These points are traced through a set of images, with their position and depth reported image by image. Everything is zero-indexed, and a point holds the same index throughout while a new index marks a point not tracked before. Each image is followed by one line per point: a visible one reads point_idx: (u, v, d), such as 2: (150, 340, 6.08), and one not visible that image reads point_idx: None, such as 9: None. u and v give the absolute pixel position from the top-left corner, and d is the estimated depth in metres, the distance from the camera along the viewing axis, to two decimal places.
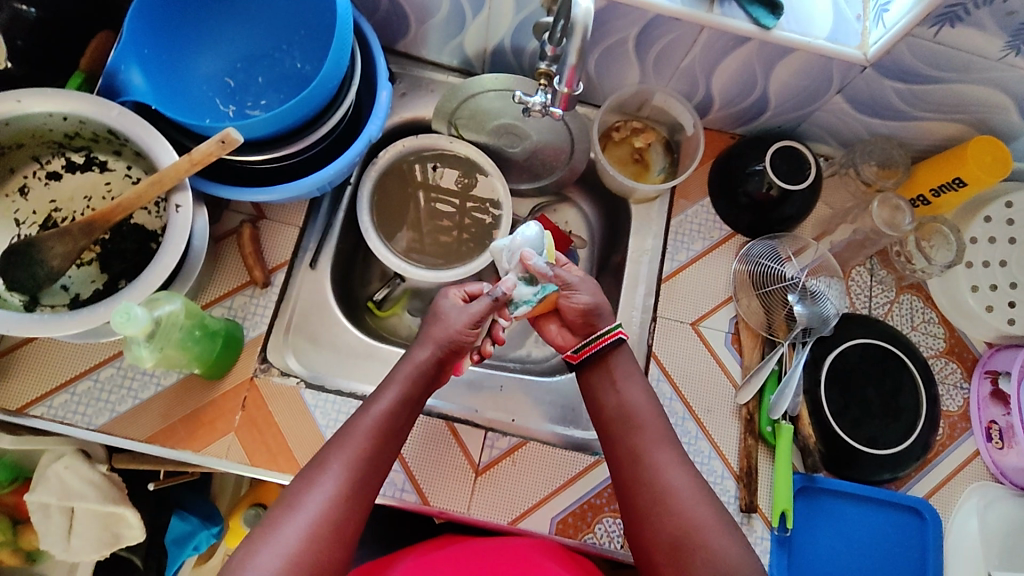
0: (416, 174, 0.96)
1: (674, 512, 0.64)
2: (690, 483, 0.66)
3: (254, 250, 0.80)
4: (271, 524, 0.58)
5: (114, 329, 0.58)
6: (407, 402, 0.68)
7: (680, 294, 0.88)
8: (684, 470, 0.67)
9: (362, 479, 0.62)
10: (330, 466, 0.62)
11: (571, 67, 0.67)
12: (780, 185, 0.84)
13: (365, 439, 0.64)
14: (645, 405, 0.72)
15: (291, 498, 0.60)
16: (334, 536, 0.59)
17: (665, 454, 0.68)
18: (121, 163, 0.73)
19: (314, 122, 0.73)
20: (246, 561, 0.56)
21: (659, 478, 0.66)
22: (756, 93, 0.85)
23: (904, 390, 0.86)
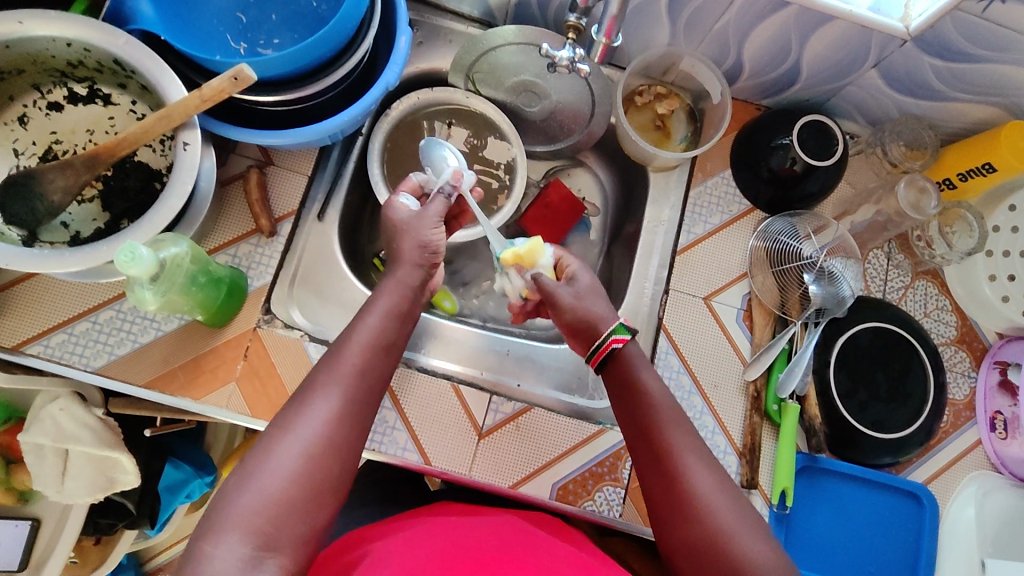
0: (425, 133, 0.93)
1: (701, 518, 0.59)
2: (717, 485, 0.60)
3: (261, 197, 0.77)
4: (267, 445, 0.55)
5: (119, 268, 0.56)
6: (396, 316, 0.65)
7: (694, 267, 0.86)
8: (709, 471, 0.61)
9: (357, 396, 0.59)
10: (321, 385, 0.58)
11: (611, 16, 0.67)
12: (805, 160, 0.82)
13: (356, 356, 0.61)
14: (664, 398, 0.65)
15: (283, 420, 0.57)
16: (332, 453, 0.56)
17: (690, 455, 0.62)
18: (125, 97, 0.70)
19: (330, 65, 0.69)
20: (246, 480, 0.53)
21: (682, 483, 0.60)
22: (788, 63, 0.82)
23: (914, 374, 0.85)
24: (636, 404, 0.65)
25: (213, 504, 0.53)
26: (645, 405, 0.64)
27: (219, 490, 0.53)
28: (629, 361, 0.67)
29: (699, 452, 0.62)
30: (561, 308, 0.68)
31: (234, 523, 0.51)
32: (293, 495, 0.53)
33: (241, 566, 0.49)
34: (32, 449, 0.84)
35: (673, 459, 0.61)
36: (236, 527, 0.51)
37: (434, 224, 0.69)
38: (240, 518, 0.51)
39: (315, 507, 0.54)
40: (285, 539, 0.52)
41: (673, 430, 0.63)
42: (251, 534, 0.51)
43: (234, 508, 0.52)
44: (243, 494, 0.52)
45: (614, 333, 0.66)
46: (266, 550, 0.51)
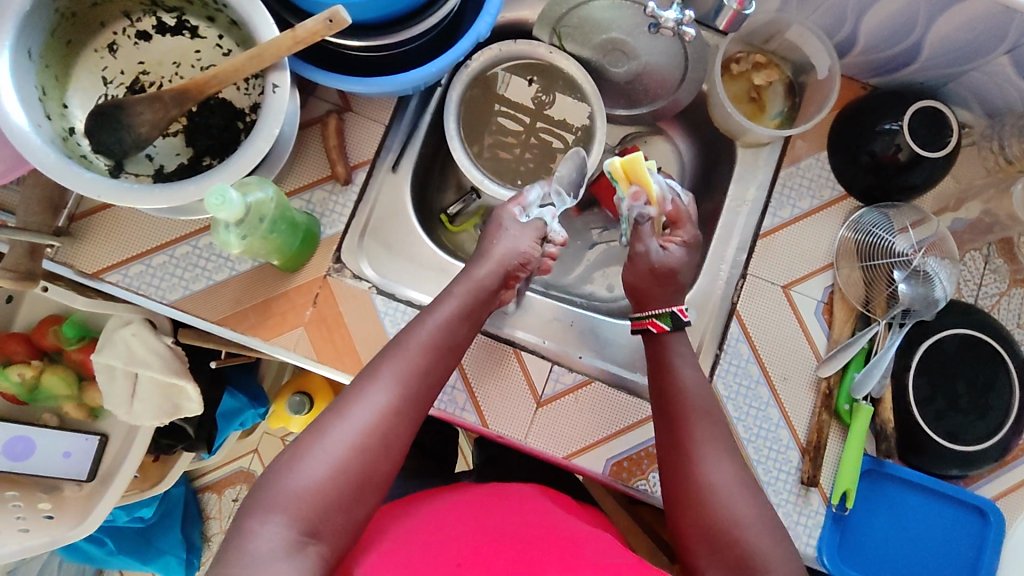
0: (492, 86, 0.90)
1: (712, 505, 0.60)
2: (737, 480, 0.61)
3: (338, 143, 0.76)
4: (320, 429, 0.56)
5: (209, 211, 0.55)
6: (464, 317, 0.66)
7: (776, 253, 0.82)
8: (730, 466, 0.62)
9: (413, 394, 0.60)
10: (379, 375, 0.59)
11: None
12: (913, 149, 0.76)
13: (421, 354, 0.62)
14: (698, 387, 0.67)
15: (339, 406, 0.58)
16: (379, 446, 0.56)
17: (711, 448, 0.63)
18: (213, 31, 0.68)
19: (421, 12, 0.66)
20: (293, 463, 0.54)
21: (698, 473, 0.62)
22: (909, 41, 0.75)
23: (997, 387, 0.81)
24: (667, 393, 0.67)
25: (265, 481, 0.54)
26: (675, 393, 0.66)
27: (273, 470, 0.54)
28: (665, 351, 0.70)
29: (722, 448, 0.63)
30: (639, 257, 0.73)
31: (283, 501, 0.52)
32: (336, 483, 0.53)
33: (297, 550, 0.50)
34: (105, 369, 0.88)
35: (692, 450, 0.63)
36: (282, 509, 0.51)
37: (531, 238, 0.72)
38: (289, 499, 0.52)
39: (355, 496, 0.54)
40: (328, 527, 0.52)
41: (695, 420, 0.64)
42: (297, 519, 0.51)
43: (285, 489, 0.52)
44: (293, 476, 0.53)
45: (652, 318, 0.71)
46: (308, 536, 0.51)
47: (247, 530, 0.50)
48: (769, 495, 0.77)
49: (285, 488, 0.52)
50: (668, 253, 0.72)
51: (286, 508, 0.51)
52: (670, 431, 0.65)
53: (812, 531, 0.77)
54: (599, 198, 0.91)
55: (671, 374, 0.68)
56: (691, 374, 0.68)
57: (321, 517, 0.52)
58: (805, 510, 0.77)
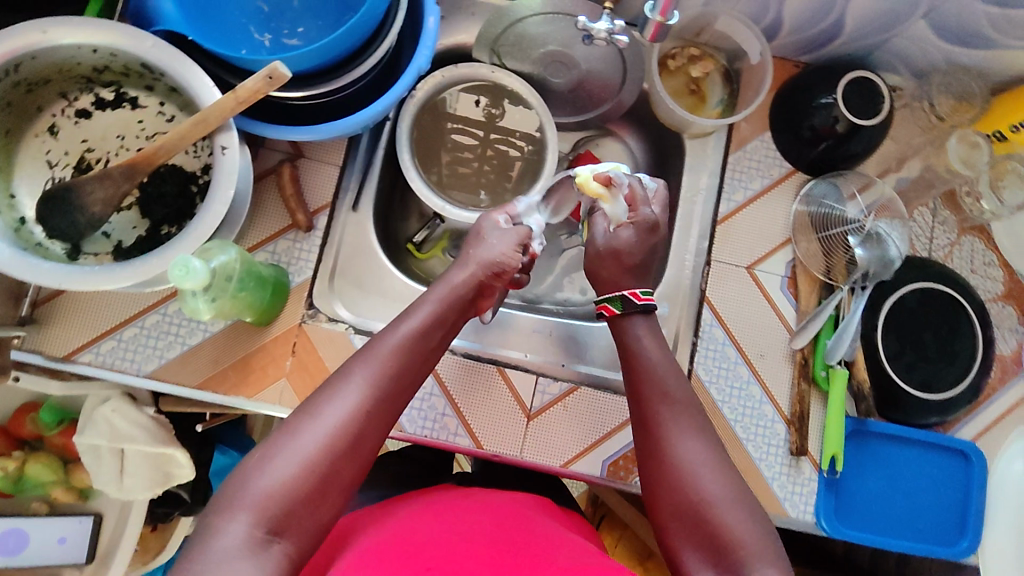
0: (442, 106, 0.91)
1: (683, 485, 0.59)
2: (706, 456, 0.60)
3: (295, 191, 0.76)
4: (289, 429, 0.56)
5: (173, 283, 0.54)
6: (439, 322, 0.67)
7: (735, 237, 0.85)
8: (699, 445, 0.61)
9: (386, 396, 0.59)
10: (351, 377, 0.59)
11: None
12: (850, 120, 0.79)
13: (393, 357, 0.61)
14: (670, 373, 0.66)
15: (311, 407, 0.57)
16: (351, 448, 0.56)
17: (680, 425, 0.63)
18: (153, 99, 0.68)
19: (359, 55, 0.67)
20: (262, 463, 0.54)
21: (670, 451, 0.61)
22: (832, 18, 0.79)
23: (961, 333, 0.85)
24: (634, 376, 0.67)
25: (232, 484, 0.53)
26: (642, 374, 0.67)
27: (240, 470, 0.54)
28: (629, 329, 0.70)
29: (690, 425, 0.63)
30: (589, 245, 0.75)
31: (249, 503, 0.51)
32: (305, 481, 0.53)
33: None
34: (89, 449, 0.86)
35: (662, 429, 0.63)
36: (248, 507, 0.51)
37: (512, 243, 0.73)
38: (256, 499, 0.52)
39: (324, 498, 0.54)
40: (294, 526, 0.52)
41: (667, 404, 0.64)
42: (264, 518, 0.51)
43: (252, 490, 0.52)
44: (260, 475, 0.53)
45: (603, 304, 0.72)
46: (275, 534, 0.51)
47: (213, 527, 0.50)
48: (763, 471, 0.80)
49: (252, 487, 0.52)
50: (617, 236, 0.73)
51: (253, 507, 0.51)
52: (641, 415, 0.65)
53: (807, 500, 0.80)
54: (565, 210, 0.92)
55: (635, 354, 0.69)
56: (654, 349, 0.69)
57: (287, 514, 0.52)
58: (799, 480, 0.80)
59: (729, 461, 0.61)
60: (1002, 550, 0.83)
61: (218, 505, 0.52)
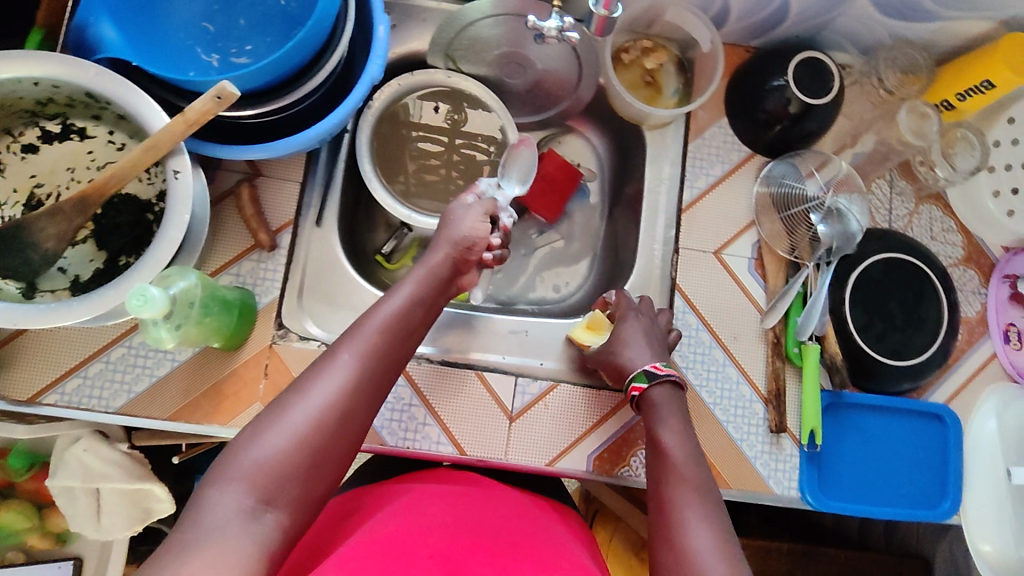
0: (403, 114, 0.90)
1: (691, 575, 0.52)
2: (716, 544, 0.54)
3: (256, 211, 0.75)
4: (280, 406, 0.55)
5: (132, 314, 0.52)
6: (419, 303, 0.69)
7: (700, 223, 0.86)
8: (709, 532, 0.55)
9: (374, 372, 0.61)
10: (339, 353, 0.60)
11: None
12: (801, 100, 0.81)
13: (377, 333, 0.63)
14: (685, 460, 0.63)
15: (300, 384, 0.58)
16: (340, 421, 0.56)
17: (692, 513, 0.57)
18: (102, 128, 0.66)
19: (309, 69, 0.66)
20: (254, 435, 0.53)
21: (680, 538, 0.55)
22: (777, 1, 0.80)
23: (926, 299, 0.86)
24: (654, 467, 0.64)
25: (223, 458, 0.53)
26: (660, 460, 0.64)
27: (230, 445, 0.54)
28: (651, 405, 0.69)
29: (702, 515, 0.57)
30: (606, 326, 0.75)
31: (241, 475, 0.51)
32: (297, 453, 0.53)
33: None
34: (63, 491, 0.83)
35: (673, 515, 0.57)
36: (241, 479, 0.51)
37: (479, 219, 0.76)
38: (246, 472, 0.51)
39: (316, 471, 0.54)
40: (285, 497, 0.52)
41: (679, 487, 0.60)
42: (256, 487, 0.51)
43: (244, 461, 0.52)
44: (253, 448, 0.53)
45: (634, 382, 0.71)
46: (266, 503, 0.51)
47: (205, 499, 0.50)
48: (745, 450, 0.82)
49: (244, 460, 0.52)
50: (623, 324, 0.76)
51: (246, 479, 0.51)
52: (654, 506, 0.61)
53: (790, 476, 0.82)
54: (528, 204, 0.93)
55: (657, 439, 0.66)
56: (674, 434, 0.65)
57: (279, 486, 0.52)
58: (781, 457, 0.82)
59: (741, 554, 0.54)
60: (982, 508, 0.85)
61: (212, 476, 0.52)
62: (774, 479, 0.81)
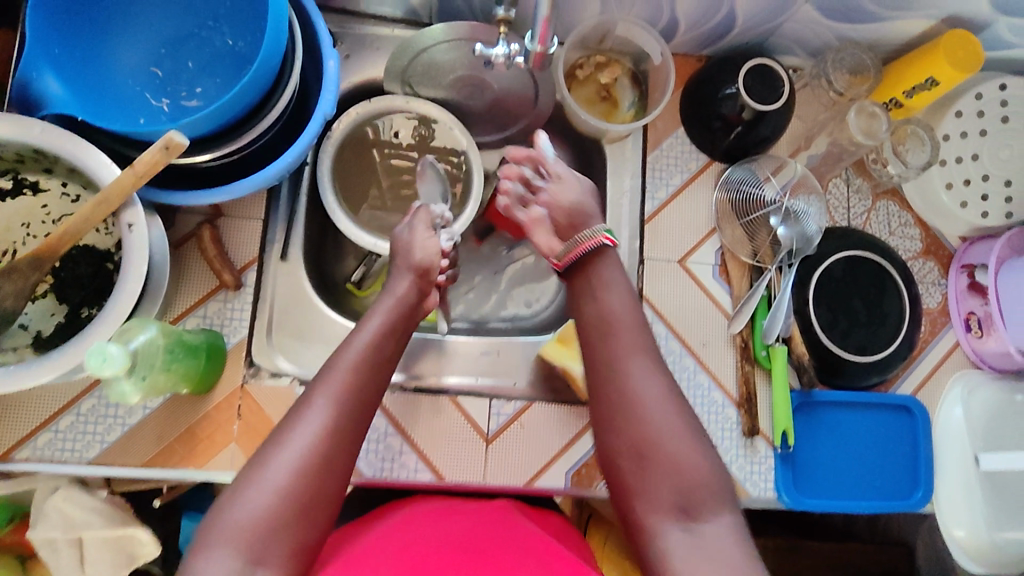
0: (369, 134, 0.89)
1: (638, 422, 0.61)
2: (660, 393, 0.62)
3: (218, 252, 0.75)
4: (258, 462, 0.56)
5: (93, 373, 0.53)
6: (390, 332, 0.68)
7: (663, 233, 0.87)
8: (657, 378, 0.63)
9: (352, 411, 0.60)
10: (314, 398, 0.60)
11: (543, 22, 0.64)
12: (753, 107, 0.82)
13: (349, 371, 0.62)
14: (631, 321, 0.67)
15: (276, 436, 0.58)
16: (322, 468, 0.56)
17: (634, 358, 0.64)
18: (54, 180, 0.66)
19: (261, 107, 0.66)
20: (235, 497, 0.54)
21: (626, 385, 0.63)
22: (722, 12, 0.81)
23: (887, 295, 0.88)
24: (591, 313, 0.69)
25: (209, 519, 0.54)
26: (602, 318, 0.68)
27: (214, 506, 0.55)
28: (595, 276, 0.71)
29: (646, 360, 0.64)
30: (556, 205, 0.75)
31: (226, 538, 0.52)
32: (280, 509, 0.54)
33: None
34: (45, 544, 0.81)
35: (616, 363, 0.64)
36: (226, 542, 0.52)
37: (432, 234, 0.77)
38: (231, 533, 0.53)
39: (305, 518, 0.55)
40: (274, 552, 0.53)
41: (620, 339, 0.66)
42: (243, 548, 0.52)
43: (227, 523, 0.53)
44: (235, 509, 0.53)
45: (604, 233, 0.72)
46: (256, 563, 0.52)
47: (196, 563, 0.52)
48: (720, 455, 0.83)
49: (227, 523, 0.53)
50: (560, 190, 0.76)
51: (231, 542, 0.52)
52: (590, 348, 0.68)
53: (765, 477, 0.83)
54: (495, 224, 0.94)
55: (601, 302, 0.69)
56: (618, 302, 0.68)
57: (266, 544, 0.53)
58: (755, 459, 0.84)
59: (682, 398, 0.63)
60: (953, 495, 0.87)
61: (198, 541, 0.53)
62: (752, 482, 0.83)
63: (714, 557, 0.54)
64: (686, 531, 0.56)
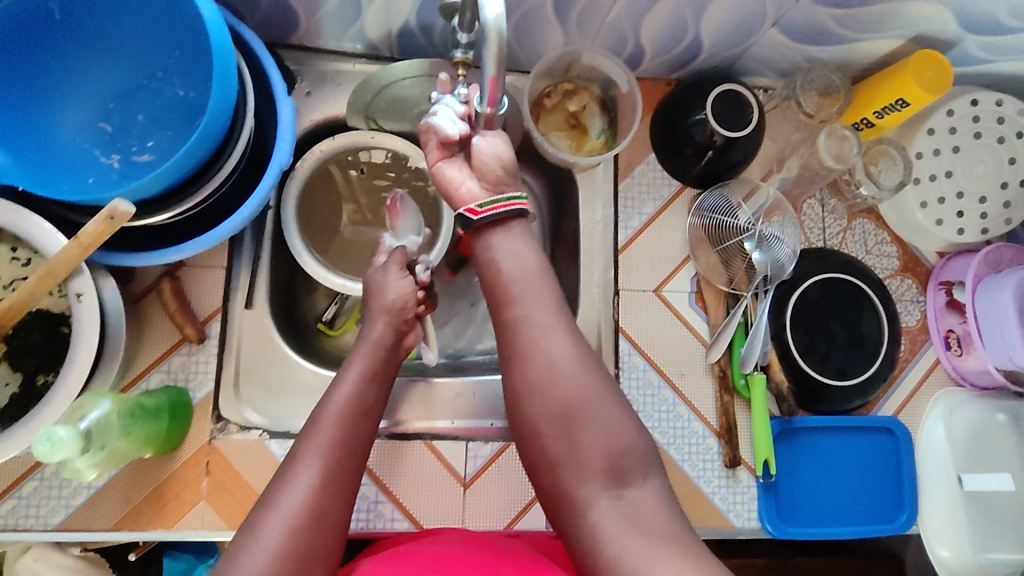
0: (343, 158, 0.86)
1: (555, 388, 0.62)
2: (569, 352, 0.64)
3: (180, 305, 0.73)
4: (251, 526, 0.56)
5: (42, 459, 0.51)
6: (370, 377, 0.68)
7: (637, 263, 0.86)
8: (574, 347, 0.64)
9: (338, 465, 0.61)
10: (300, 456, 0.60)
11: (490, 79, 0.49)
12: (723, 134, 0.80)
13: (333, 424, 0.63)
14: (535, 272, 0.67)
15: (267, 499, 0.58)
16: (315, 523, 0.57)
17: (545, 325, 0.65)
18: (4, 246, 0.63)
19: (216, 158, 0.64)
20: (229, 564, 0.53)
21: (538, 351, 0.64)
22: (688, 38, 0.79)
23: (866, 316, 0.88)
24: (494, 285, 0.68)
25: None
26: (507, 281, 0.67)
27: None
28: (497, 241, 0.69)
29: (554, 321, 0.65)
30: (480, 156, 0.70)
31: None
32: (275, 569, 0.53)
33: None
34: None
35: (528, 328, 0.65)
36: None
37: (399, 277, 0.75)
38: None
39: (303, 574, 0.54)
40: None
41: (525, 306, 0.66)
42: None
43: None
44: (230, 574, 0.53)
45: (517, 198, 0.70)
46: None
47: None
48: (702, 487, 0.82)
49: None
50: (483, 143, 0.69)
51: None
52: (500, 313, 0.68)
53: (750, 508, 0.82)
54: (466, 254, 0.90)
55: (506, 265, 0.68)
56: (529, 261, 0.68)
57: None
58: (738, 490, 0.83)
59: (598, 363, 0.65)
60: (940, 517, 0.86)
61: None
62: (738, 513, 0.82)
63: (648, 520, 0.57)
64: (617, 498, 0.58)
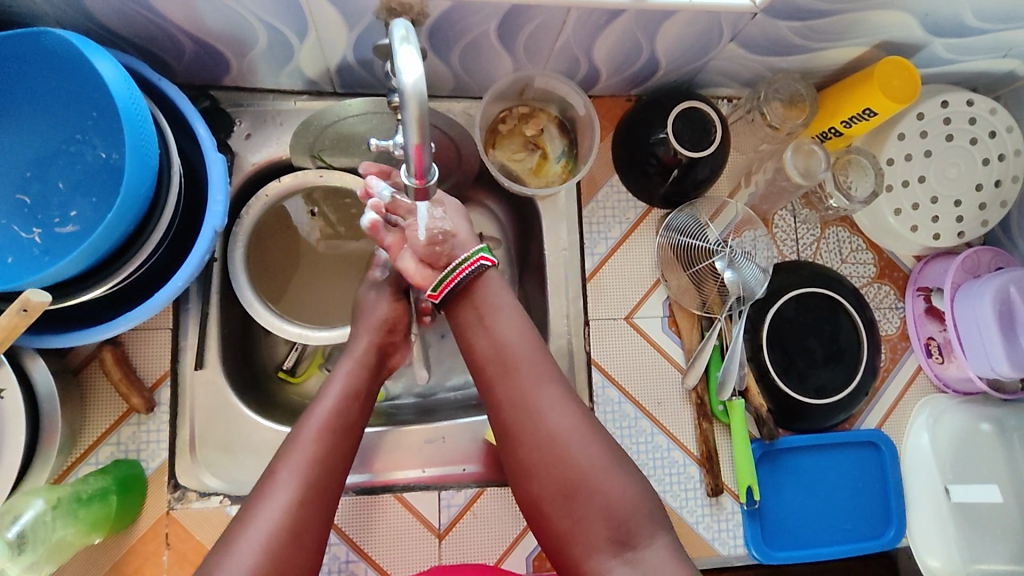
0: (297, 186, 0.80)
1: (562, 458, 0.59)
2: (574, 424, 0.61)
3: (124, 374, 0.69)
4: (227, 542, 0.53)
5: None
6: (353, 394, 0.65)
7: (606, 291, 0.83)
8: (568, 410, 0.61)
9: (317, 481, 0.58)
10: (278, 469, 0.57)
11: (416, 147, 0.45)
12: (687, 154, 0.77)
13: (313, 438, 0.60)
14: (526, 348, 0.64)
15: (244, 512, 0.55)
16: (292, 540, 0.54)
17: (545, 399, 0.62)
18: None
19: (146, 223, 0.60)
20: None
21: (541, 424, 0.60)
22: (644, 57, 0.75)
23: (843, 328, 0.85)
24: (485, 356, 0.64)
25: None
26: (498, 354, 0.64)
27: None
28: (488, 307, 0.66)
29: (555, 395, 0.62)
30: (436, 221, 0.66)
31: None
32: None
33: None
34: None
35: (531, 400, 0.61)
36: None
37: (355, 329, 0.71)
38: None
39: None
40: None
41: (517, 378, 0.62)
42: None
43: None
44: None
45: (481, 253, 0.67)
46: None
47: None
48: (685, 517, 0.80)
49: None
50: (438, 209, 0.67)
51: None
52: (491, 391, 0.64)
53: (735, 535, 0.80)
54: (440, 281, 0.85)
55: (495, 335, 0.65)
56: (512, 331, 0.65)
57: None
58: (722, 518, 0.81)
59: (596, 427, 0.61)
60: (930, 530, 0.84)
61: None
62: (723, 541, 0.80)
63: None
64: (628, 565, 0.55)
